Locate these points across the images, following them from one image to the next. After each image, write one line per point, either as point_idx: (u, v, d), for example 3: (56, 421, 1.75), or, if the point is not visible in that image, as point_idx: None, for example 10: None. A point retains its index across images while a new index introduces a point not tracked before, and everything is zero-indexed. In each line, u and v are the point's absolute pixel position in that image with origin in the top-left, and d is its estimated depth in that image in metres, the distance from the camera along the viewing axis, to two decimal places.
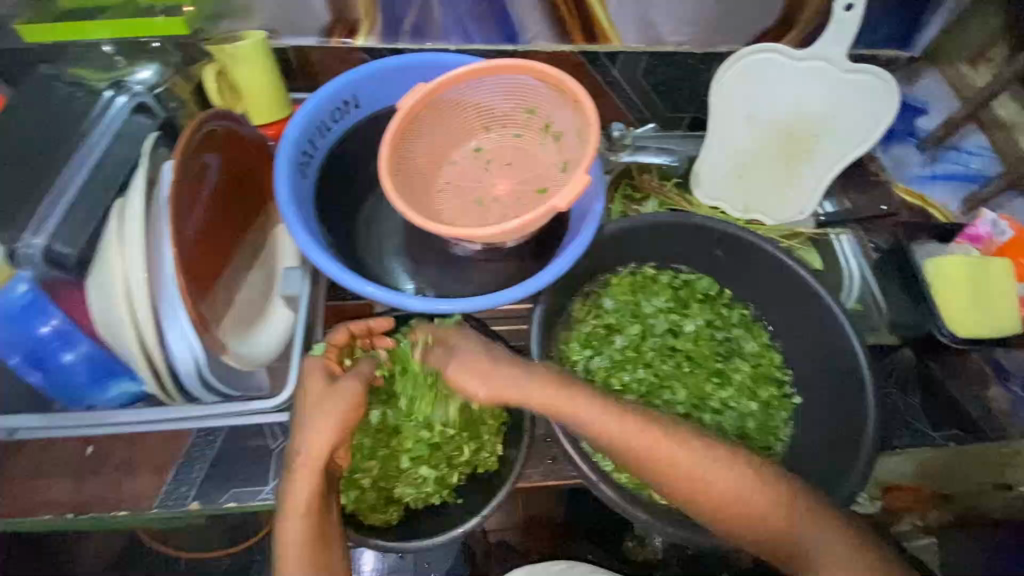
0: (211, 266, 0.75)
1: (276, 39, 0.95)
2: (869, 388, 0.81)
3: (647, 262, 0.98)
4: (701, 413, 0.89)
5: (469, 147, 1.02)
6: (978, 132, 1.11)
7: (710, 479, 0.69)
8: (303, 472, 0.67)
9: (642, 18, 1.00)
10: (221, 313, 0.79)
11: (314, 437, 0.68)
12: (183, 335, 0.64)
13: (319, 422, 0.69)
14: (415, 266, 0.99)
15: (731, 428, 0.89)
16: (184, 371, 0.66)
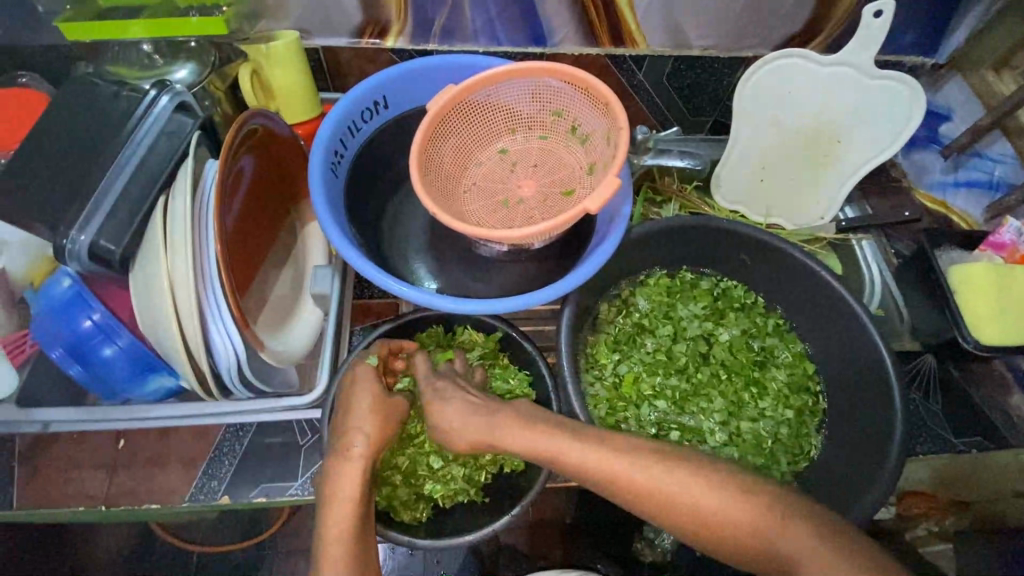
0: (245, 264, 0.76)
1: (309, 39, 0.96)
2: (898, 396, 0.80)
3: (683, 266, 0.99)
4: (738, 421, 0.92)
5: (496, 148, 1.02)
6: (1002, 138, 1.09)
7: (721, 511, 0.65)
8: (356, 463, 0.69)
9: (669, 22, 1.00)
10: (257, 311, 0.80)
11: (360, 429, 0.71)
12: (227, 331, 0.66)
13: (365, 418, 0.71)
14: (439, 265, 1.00)
15: (766, 435, 0.91)
16: (226, 365, 0.69)
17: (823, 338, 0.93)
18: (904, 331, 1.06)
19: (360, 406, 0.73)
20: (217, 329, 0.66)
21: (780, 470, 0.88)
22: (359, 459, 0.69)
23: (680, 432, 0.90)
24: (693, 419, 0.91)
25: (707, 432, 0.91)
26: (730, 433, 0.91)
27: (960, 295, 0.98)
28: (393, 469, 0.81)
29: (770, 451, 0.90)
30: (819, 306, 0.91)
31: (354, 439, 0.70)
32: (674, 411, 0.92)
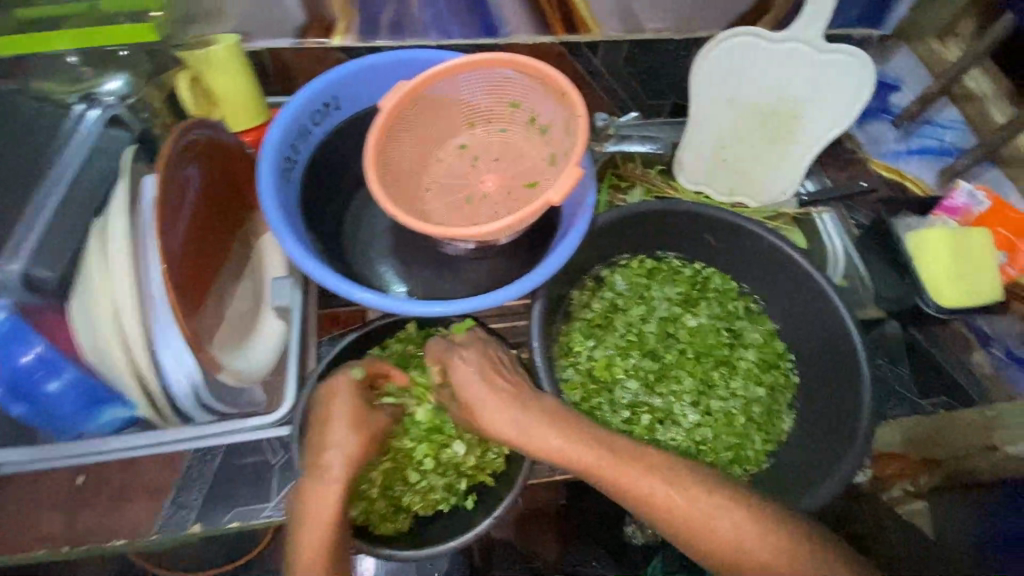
0: (198, 280, 0.73)
1: (250, 42, 0.92)
2: (863, 362, 0.82)
3: (668, 252, 0.99)
4: (709, 400, 0.92)
5: (455, 143, 1.01)
6: (949, 104, 1.15)
7: (685, 511, 0.67)
8: (331, 482, 0.67)
9: (620, 6, 0.99)
10: (213, 328, 0.77)
11: (340, 448, 0.69)
12: (178, 356, 0.62)
13: (344, 433, 0.70)
14: (407, 268, 0.97)
15: (737, 412, 0.91)
16: (182, 392, 0.65)
17: (790, 315, 0.93)
18: (869, 300, 1.08)
19: (338, 419, 0.71)
20: (166, 353, 0.62)
21: (753, 449, 0.89)
22: (336, 480, 0.67)
23: (650, 413, 0.90)
24: (661, 399, 0.91)
25: (678, 413, 0.90)
26: (701, 412, 0.91)
27: (917, 260, 0.99)
28: (367, 482, 0.78)
29: (742, 431, 0.90)
30: (785, 283, 0.92)
31: (331, 459, 0.68)
32: (645, 392, 0.91)
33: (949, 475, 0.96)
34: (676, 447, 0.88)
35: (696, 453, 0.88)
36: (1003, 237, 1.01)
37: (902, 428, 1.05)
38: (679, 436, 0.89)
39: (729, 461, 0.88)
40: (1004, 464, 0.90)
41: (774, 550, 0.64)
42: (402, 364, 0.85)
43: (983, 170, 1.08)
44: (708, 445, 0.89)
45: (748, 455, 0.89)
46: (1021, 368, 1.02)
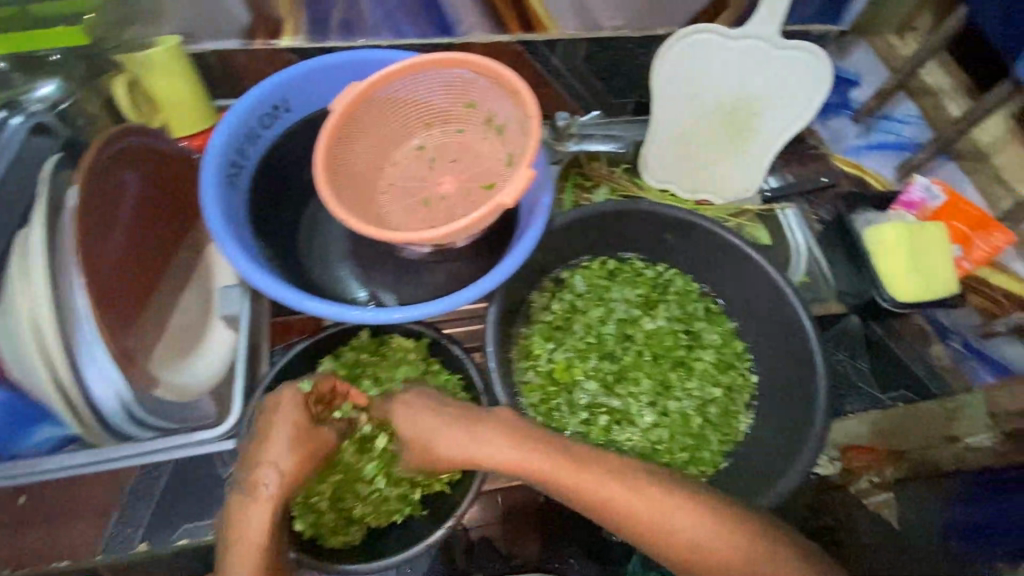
0: (131, 293, 0.71)
1: (195, 44, 0.89)
2: (819, 357, 0.83)
3: (631, 253, 0.98)
4: (666, 401, 0.91)
5: (411, 146, 0.99)
6: (906, 99, 1.13)
7: (646, 515, 0.66)
8: (264, 501, 0.64)
9: (576, 4, 0.98)
10: (152, 339, 0.76)
11: (275, 465, 0.66)
12: (103, 369, 0.62)
13: (282, 449, 0.67)
14: (364, 273, 0.96)
15: (693, 412, 0.91)
16: (110, 404, 0.64)
17: (749, 314, 0.93)
18: (830, 295, 1.09)
19: (280, 434, 0.68)
20: (92, 370, 0.61)
21: (710, 450, 0.89)
22: (268, 498, 0.64)
23: (607, 415, 0.89)
24: (619, 401, 0.90)
25: (635, 414, 0.90)
26: (657, 413, 0.90)
27: (876, 257, 1.00)
28: (316, 497, 0.76)
29: (699, 432, 0.90)
30: (745, 282, 0.91)
31: (264, 477, 0.65)
32: (603, 393, 0.90)
33: (914, 466, 0.99)
34: (633, 449, 0.88)
35: (652, 454, 0.88)
36: (958, 230, 1.01)
37: (870, 422, 1.05)
38: (635, 437, 0.89)
39: (685, 462, 0.88)
40: (965, 454, 0.93)
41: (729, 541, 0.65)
42: (356, 372, 0.83)
43: (940, 163, 1.07)
44: (664, 447, 0.89)
45: (705, 457, 0.89)
46: (978, 359, 1.03)
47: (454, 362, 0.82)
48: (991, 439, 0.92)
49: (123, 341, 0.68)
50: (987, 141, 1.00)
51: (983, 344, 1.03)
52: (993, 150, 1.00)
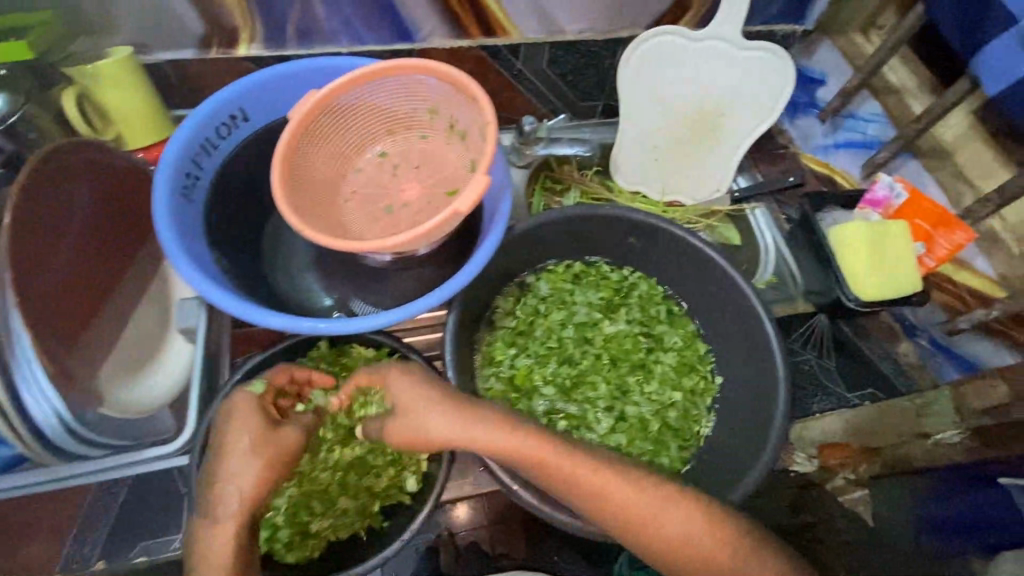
0: (72, 313, 0.72)
1: (149, 54, 0.89)
2: (779, 358, 0.83)
3: (597, 257, 0.99)
4: (623, 406, 0.92)
5: (373, 153, 0.98)
6: (870, 98, 1.14)
7: (640, 511, 0.66)
8: (228, 521, 0.62)
9: (535, 8, 0.98)
10: (99, 359, 0.76)
11: (236, 479, 0.63)
12: (39, 393, 0.64)
13: (238, 462, 0.64)
14: (329, 282, 0.95)
15: (650, 417, 0.91)
16: (49, 428, 0.66)
17: (712, 317, 0.94)
18: (798, 294, 1.09)
19: (234, 447, 0.65)
20: (26, 393, 0.63)
21: (669, 456, 0.89)
22: (229, 517, 0.62)
23: (566, 420, 0.90)
24: (576, 406, 0.91)
25: (592, 420, 0.90)
26: (615, 418, 0.91)
27: (840, 256, 1.00)
28: (275, 509, 0.76)
29: (658, 438, 0.91)
30: (710, 285, 0.91)
31: (225, 495, 0.63)
32: (562, 399, 0.91)
33: (887, 463, 1.00)
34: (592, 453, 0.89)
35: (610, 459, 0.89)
36: (921, 228, 1.01)
37: (844, 419, 1.06)
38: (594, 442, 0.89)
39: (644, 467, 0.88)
40: (937, 450, 0.93)
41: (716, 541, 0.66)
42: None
43: (902, 162, 1.07)
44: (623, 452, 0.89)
45: (664, 462, 0.89)
46: (945, 356, 1.05)
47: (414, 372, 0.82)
48: (960, 436, 0.92)
49: (64, 362, 0.69)
50: (949, 137, 1.01)
51: (949, 342, 1.04)
52: (955, 147, 1.01)
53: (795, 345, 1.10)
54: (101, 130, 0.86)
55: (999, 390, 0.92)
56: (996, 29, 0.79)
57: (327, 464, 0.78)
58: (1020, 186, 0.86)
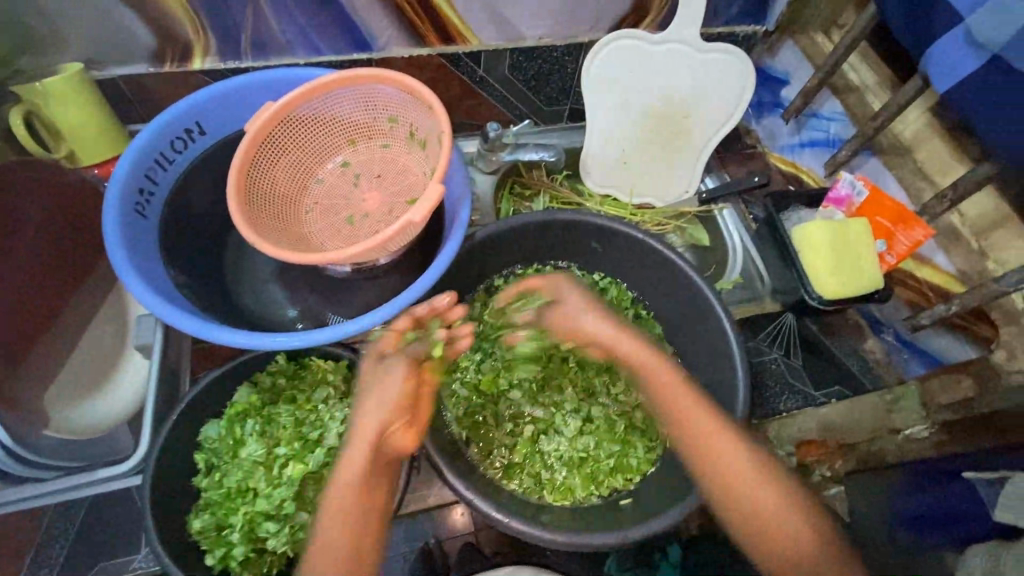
0: (13, 332, 0.75)
1: (102, 70, 0.88)
2: (740, 361, 0.83)
3: (568, 261, 0.99)
4: (589, 407, 0.95)
5: (335, 163, 0.97)
6: (831, 97, 1.14)
7: (732, 476, 0.67)
8: (359, 441, 0.67)
9: (493, 16, 0.97)
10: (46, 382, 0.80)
11: (378, 400, 0.68)
12: None
13: (376, 391, 0.69)
14: (293, 294, 0.94)
15: (615, 418, 0.94)
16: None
17: (673, 319, 0.95)
18: (766, 293, 1.10)
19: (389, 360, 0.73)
20: None
21: (635, 456, 0.91)
22: (361, 439, 0.67)
23: (533, 424, 0.93)
24: (542, 410, 0.94)
25: (560, 423, 0.94)
26: (581, 420, 0.94)
27: (803, 255, 1.01)
28: (229, 528, 0.76)
29: (625, 437, 0.93)
30: (675, 289, 0.91)
31: (361, 420, 0.68)
32: (528, 402, 0.94)
33: (861, 459, 1.01)
34: (559, 457, 0.91)
35: (579, 462, 0.91)
36: (881, 226, 1.01)
37: (818, 416, 1.03)
38: (561, 446, 0.92)
39: (611, 469, 0.90)
40: (907, 446, 0.98)
41: (803, 529, 0.65)
42: (273, 397, 0.82)
43: (862, 159, 1.08)
44: (589, 456, 0.91)
45: (630, 462, 0.91)
46: (911, 352, 1.06)
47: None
48: (928, 431, 0.97)
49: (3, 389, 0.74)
50: (908, 134, 1.02)
51: (913, 337, 1.05)
52: (913, 143, 1.02)
53: (762, 345, 1.08)
54: (52, 148, 0.86)
55: (964, 383, 0.95)
56: (941, 29, 0.80)
57: (281, 480, 0.77)
58: (973, 182, 0.87)
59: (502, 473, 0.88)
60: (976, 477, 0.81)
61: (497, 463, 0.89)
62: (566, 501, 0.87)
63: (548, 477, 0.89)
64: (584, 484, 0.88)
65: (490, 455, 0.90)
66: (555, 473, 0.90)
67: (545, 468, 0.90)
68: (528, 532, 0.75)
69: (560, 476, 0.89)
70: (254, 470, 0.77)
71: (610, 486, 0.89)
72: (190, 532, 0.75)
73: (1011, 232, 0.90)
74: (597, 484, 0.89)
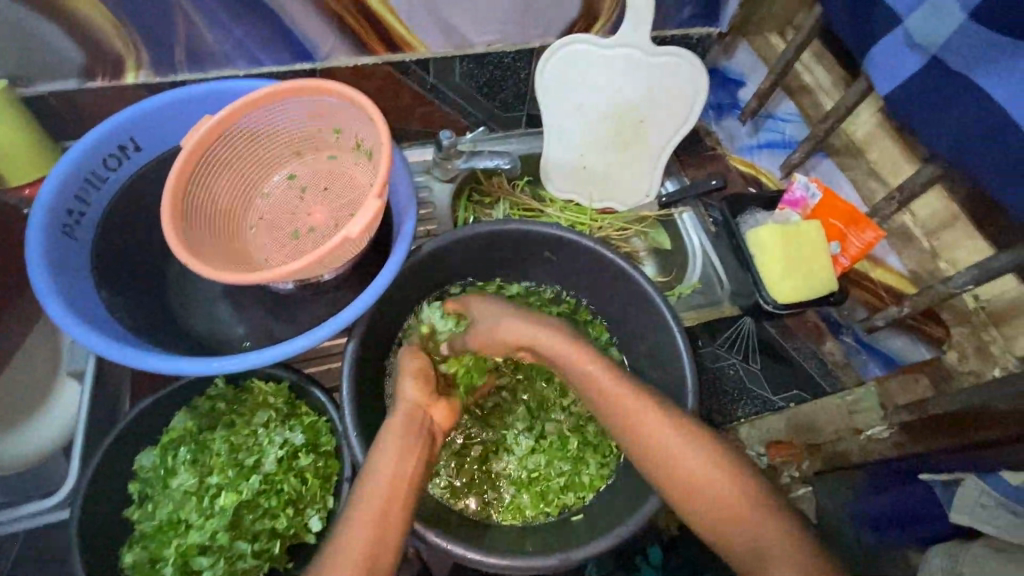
0: None
1: (29, 86, 0.86)
2: (689, 362, 0.83)
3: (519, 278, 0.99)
4: (542, 424, 0.95)
5: (281, 177, 0.95)
6: (786, 98, 1.13)
7: (667, 447, 0.72)
8: (401, 410, 0.77)
9: (437, 23, 0.93)
10: None
11: (412, 376, 0.80)
12: None
13: (409, 375, 0.80)
14: (239, 312, 0.91)
15: (569, 433, 0.94)
16: None
17: (622, 324, 0.95)
18: (725, 297, 1.10)
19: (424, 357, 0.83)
20: None
21: (586, 474, 0.90)
22: (400, 410, 0.77)
23: (483, 444, 0.94)
24: (494, 429, 0.94)
25: (511, 442, 0.94)
26: (533, 440, 0.94)
27: (759, 258, 1.01)
28: (163, 559, 0.79)
29: (577, 455, 0.92)
30: (627, 295, 0.90)
31: (403, 395, 0.79)
32: (479, 421, 0.95)
33: (828, 459, 1.01)
34: (509, 477, 0.92)
35: (528, 483, 0.91)
36: (835, 227, 1.01)
37: (785, 417, 1.05)
38: (511, 465, 0.93)
39: (560, 488, 0.90)
40: (870, 446, 0.95)
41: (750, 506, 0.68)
42: (208, 421, 0.85)
43: (816, 161, 1.08)
44: (540, 476, 0.91)
45: (581, 480, 0.90)
46: (868, 353, 1.06)
47: (318, 405, 0.85)
48: (889, 431, 0.95)
49: None
50: (860, 134, 1.02)
51: (870, 338, 1.05)
52: (866, 144, 1.02)
53: (720, 350, 1.08)
54: None
55: (922, 382, 0.97)
56: (882, 31, 0.79)
57: (214, 510, 0.80)
58: (921, 182, 0.87)
59: (451, 496, 0.89)
60: (933, 479, 0.81)
61: (444, 484, 0.90)
62: (515, 520, 0.87)
63: (495, 496, 0.90)
64: (533, 503, 0.89)
65: (441, 474, 0.90)
66: (504, 493, 0.90)
67: (493, 488, 0.90)
68: (481, 560, 0.74)
69: (509, 496, 0.90)
70: (189, 501, 0.81)
71: (559, 505, 0.89)
72: (124, 565, 0.79)
73: (960, 233, 0.90)
74: (546, 503, 0.89)
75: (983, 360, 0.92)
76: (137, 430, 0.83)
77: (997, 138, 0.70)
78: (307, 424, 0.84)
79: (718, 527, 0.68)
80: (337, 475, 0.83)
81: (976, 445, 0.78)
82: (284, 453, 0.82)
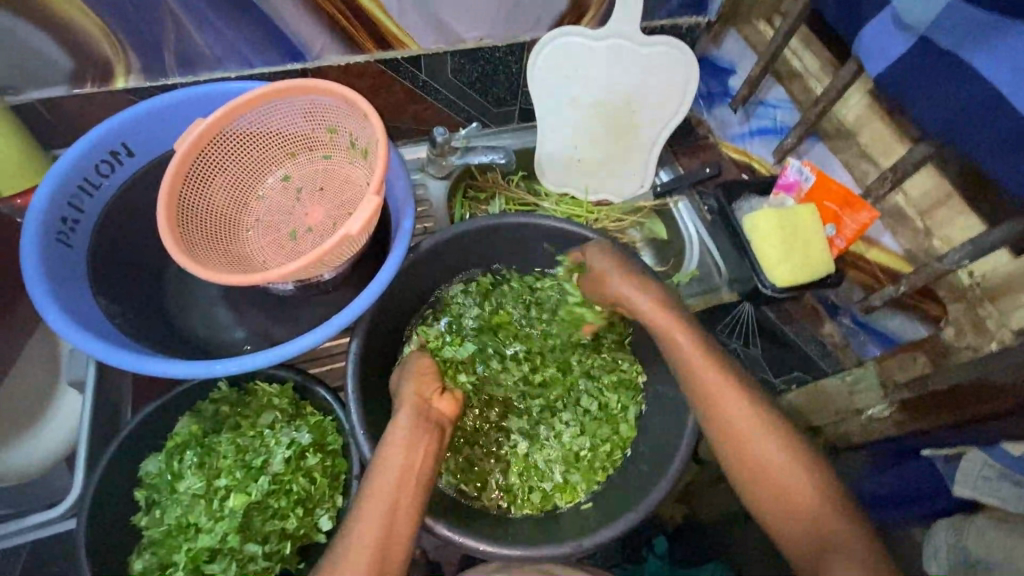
0: None
1: (17, 95, 0.85)
2: None
3: (503, 268, 0.96)
4: (576, 395, 0.93)
5: (276, 177, 0.94)
6: (776, 84, 1.14)
7: (746, 433, 0.72)
8: (406, 403, 0.76)
9: (427, 19, 0.93)
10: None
11: (418, 372, 0.81)
12: None
13: (413, 377, 0.80)
14: (238, 315, 0.90)
15: (605, 395, 0.92)
16: None
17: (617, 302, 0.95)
18: (723, 284, 1.10)
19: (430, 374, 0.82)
20: None
21: (624, 423, 0.91)
22: (410, 401, 0.76)
23: (524, 442, 0.91)
24: (525, 421, 0.92)
25: (557, 427, 0.92)
26: (577, 419, 0.92)
27: (756, 243, 1.01)
28: (174, 565, 0.80)
29: (610, 415, 0.92)
30: None
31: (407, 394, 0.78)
32: (514, 415, 0.93)
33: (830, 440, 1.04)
34: (554, 461, 0.90)
35: (575, 459, 0.90)
36: (829, 210, 1.02)
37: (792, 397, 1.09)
38: (558, 445, 0.91)
39: (606, 454, 0.89)
40: (870, 426, 0.96)
41: (811, 482, 0.69)
42: (213, 424, 0.86)
43: (810, 144, 1.10)
44: (586, 450, 0.90)
45: (622, 432, 0.90)
46: (866, 333, 1.06)
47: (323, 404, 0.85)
48: (889, 410, 0.93)
49: None
50: (850, 117, 1.03)
51: (868, 318, 1.05)
52: (856, 127, 1.03)
53: (721, 336, 1.13)
54: None
55: (920, 360, 0.94)
56: (872, 12, 0.80)
57: (224, 513, 0.79)
58: (912, 163, 0.89)
59: (500, 500, 0.87)
60: (936, 454, 0.84)
61: (495, 493, 0.88)
62: (575, 500, 0.87)
63: (552, 483, 0.88)
64: (585, 478, 0.88)
65: (463, 472, 0.88)
66: (555, 476, 0.89)
67: (547, 478, 0.89)
68: (496, 552, 0.74)
69: (560, 477, 0.89)
70: (196, 504, 0.80)
71: (609, 471, 0.89)
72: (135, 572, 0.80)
73: (954, 209, 0.92)
74: (597, 473, 0.89)
75: (980, 334, 0.90)
76: (139, 437, 0.83)
77: (990, 115, 0.71)
78: (313, 424, 0.84)
79: (785, 521, 0.69)
80: (345, 474, 0.84)
81: (975, 420, 0.78)
82: (291, 454, 0.82)
